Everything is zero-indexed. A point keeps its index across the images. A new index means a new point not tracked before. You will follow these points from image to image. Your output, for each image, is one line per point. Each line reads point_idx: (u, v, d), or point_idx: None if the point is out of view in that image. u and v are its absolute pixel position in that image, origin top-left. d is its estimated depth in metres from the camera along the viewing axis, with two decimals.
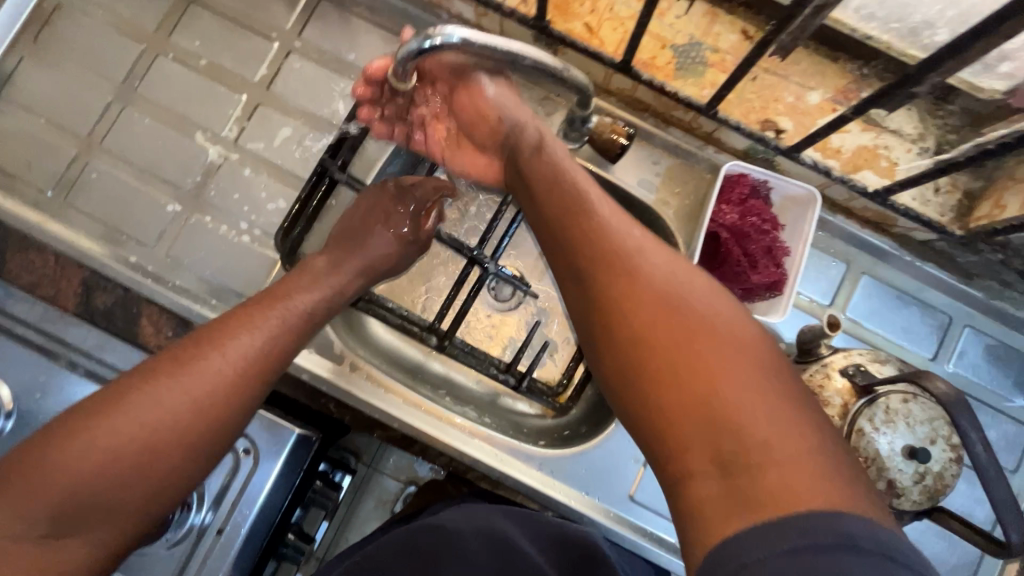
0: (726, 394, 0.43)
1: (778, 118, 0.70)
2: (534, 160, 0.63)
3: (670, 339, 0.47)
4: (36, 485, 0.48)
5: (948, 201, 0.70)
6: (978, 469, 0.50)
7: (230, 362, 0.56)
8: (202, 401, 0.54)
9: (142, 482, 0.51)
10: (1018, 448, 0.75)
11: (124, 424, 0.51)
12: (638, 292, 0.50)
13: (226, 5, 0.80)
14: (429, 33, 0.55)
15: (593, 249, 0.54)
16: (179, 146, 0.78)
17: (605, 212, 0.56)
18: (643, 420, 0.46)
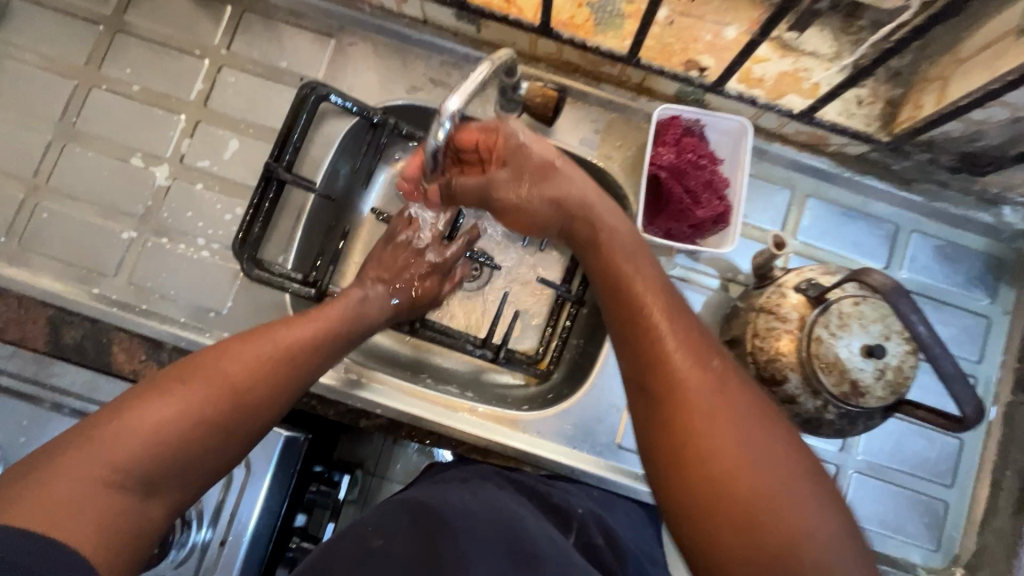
0: (790, 538, 0.42)
1: (698, 58, 0.71)
2: (602, 259, 0.58)
3: (742, 479, 0.45)
4: (101, 453, 0.47)
5: (872, 111, 0.72)
6: (925, 347, 0.52)
7: (287, 349, 0.60)
8: (270, 377, 0.58)
9: (207, 452, 0.52)
10: (977, 339, 0.78)
11: (179, 405, 0.51)
12: (714, 422, 0.47)
13: (153, 30, 0.81)
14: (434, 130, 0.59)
15: (668, 367, 0.50)
16: (125, 174, 0.78)
17: (683, 326, 0.52)
18: (698, 546, 0.45)
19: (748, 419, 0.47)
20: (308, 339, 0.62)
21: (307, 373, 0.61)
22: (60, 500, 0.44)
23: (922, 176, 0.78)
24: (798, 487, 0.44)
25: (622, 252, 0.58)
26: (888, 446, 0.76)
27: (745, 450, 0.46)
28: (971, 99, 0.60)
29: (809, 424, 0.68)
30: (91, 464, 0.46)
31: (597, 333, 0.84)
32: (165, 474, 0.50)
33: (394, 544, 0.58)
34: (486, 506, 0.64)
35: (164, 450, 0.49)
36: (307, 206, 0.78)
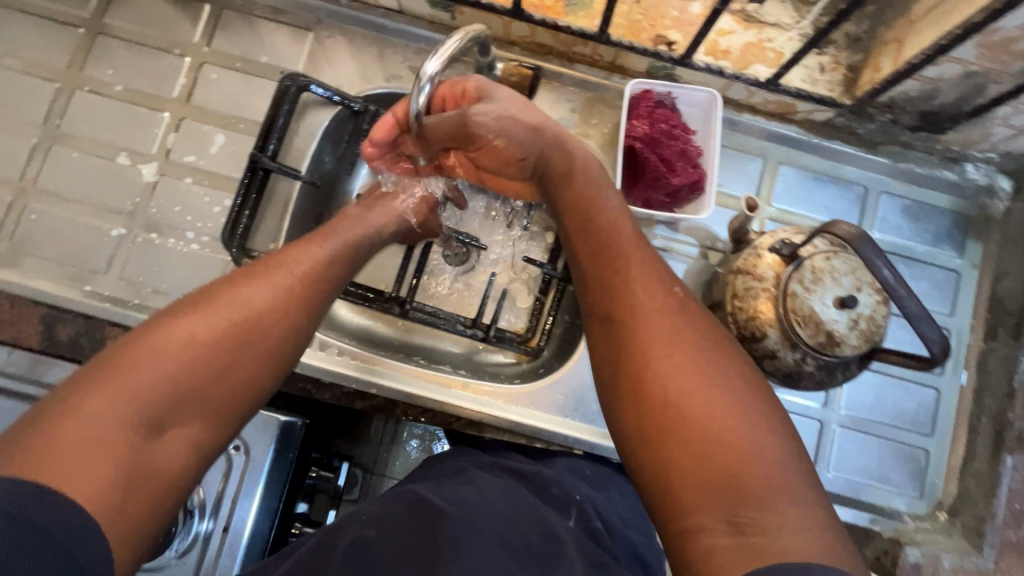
0: (739, 447, 0.45)
1: (667, 32, 0.74)
2: (577, 199, 0.67)
3: (693, 395, 0.48)
4: (119, 387, 0.49)
5: (835, 77, 0.75)
6: (890, 289, 0.55)
7: (291, 284, 0.60)
8: (277, 311, 0.58)
9: (218, 385, 0.53)
10: (949, 292, 0.81)
11: (187, 340, 0.53)
12: (671, 346, 0.52)
13: (133, 31, 0.82)
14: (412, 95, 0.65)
15: (631, 298, 0.56)
16: (112, 173, 0.79)
17: (646, 266, 0.58)
18: (651, 466, 0.48)
19: (703, 343, 0.52)
20: (306, 279, 0.61)
21: (314, 308, 0.61)
22: (76, 432, 0.46)
23: (886, 138, 0.81)
24: (745, 401, 0.48)
25: (597, 196, 0.67)
26: (869, 400, 0.79)
27: (700, 369, 0.50)
28: (924, 56, 0.63)
29: (790, 379, 0.70)
30: (102, 400, 0.48)
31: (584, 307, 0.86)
32: (174, 412, 0.51)
33: (387, 536, 0.58)
34: (482, 495, 0.65)
35: (178, 385, 0.51)
36: (294, 194, 0.79)
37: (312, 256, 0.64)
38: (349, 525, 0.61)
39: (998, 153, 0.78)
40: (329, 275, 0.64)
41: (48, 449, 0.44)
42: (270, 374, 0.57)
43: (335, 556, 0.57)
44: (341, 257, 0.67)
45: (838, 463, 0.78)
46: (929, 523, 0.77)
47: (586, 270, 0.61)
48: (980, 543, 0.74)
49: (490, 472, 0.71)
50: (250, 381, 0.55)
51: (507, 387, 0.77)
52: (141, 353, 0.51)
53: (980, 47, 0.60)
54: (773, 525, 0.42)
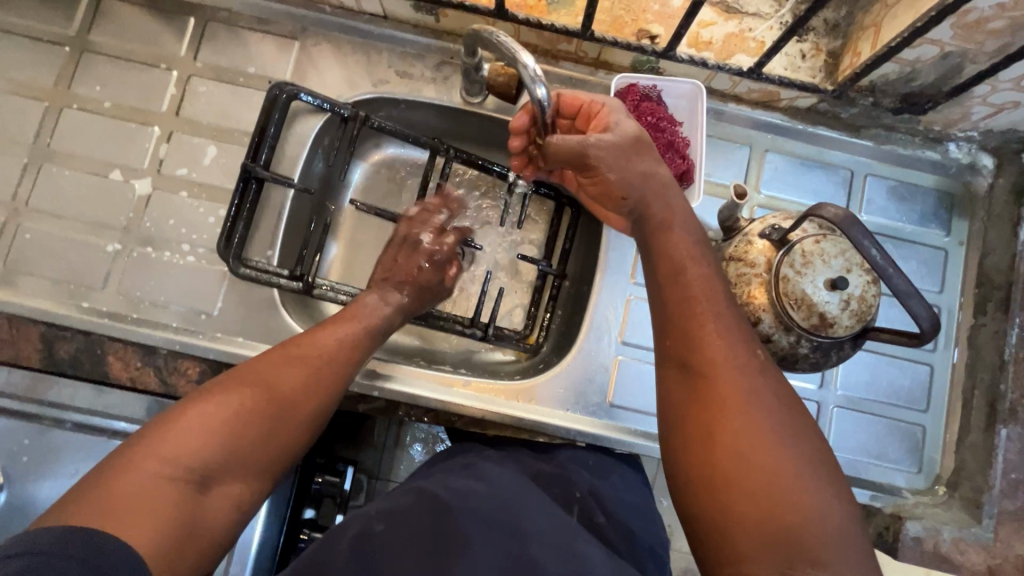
0: (807, 514, 0.45)
1: (649, 26, 0.75)
2: (663, 239, 0.60)
3: (765, 455, 0.47)
4: (174, 445, 0.51)
5: (816, 63, 0.76)
6: (878, 269, 0.56)
7: (329, 351, 0.64)
8: (315, 379, 0.61)
9: (263, 449, 0.56)
10: (937, 269, 0.83)
11: (236, 402, 0.55)
12: (745, 405, 0.49)
13: (120, 47, 0.82)
14: (536, 83, 0.59)
15: (711, 350, 0.52)
16: (106, 189, 0.80)
17: (725, 316, 0.54)
18: (710, 517, 0.47)
19: (778, 406, 0.50)
20: (339, 346, 0.65)
21: (346, 374, 0.65)
22: (131, 487, 0.48)
23: (870, 122, 0.82)
24: (807, 465, 0.47)
25: (681, 237, 0.60)
26: (864, 379, 0.80)
27: (772, 432, 0.48)
28: (902, 38, 0.64)
29: (786, 362, 0.71)
30: (158, 456, 0.50)
31: (580, 302, 0.87)
32: (220, 468, 0.53)
33: (393, 530, 0.58)
34: (489, 486, 0.66)
35: (228, 444, 0.53)
36: (286, 202, 0.79)
37: (347, 326, 0.68)
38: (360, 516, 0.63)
39: (979, 132, 0.79)
40: (360, 343, 0.68)
41: (107, 500, 0.46)
42: (305, 438, 0.60)
43: (342, 550, 0.57)
44: (372, 328, 0.70)
45: (837, 443, 0.79)
46: (929, 498, 0.78)
47: (664, 312, 0.56)
48: (979, 515, 0.74)
49: (497, 464, 0.72)
50: (289, 444, 0.58)
51: (508, 383, 0.78)
52: (194, 411, 0.53)
53: (956, 27, 0.61)
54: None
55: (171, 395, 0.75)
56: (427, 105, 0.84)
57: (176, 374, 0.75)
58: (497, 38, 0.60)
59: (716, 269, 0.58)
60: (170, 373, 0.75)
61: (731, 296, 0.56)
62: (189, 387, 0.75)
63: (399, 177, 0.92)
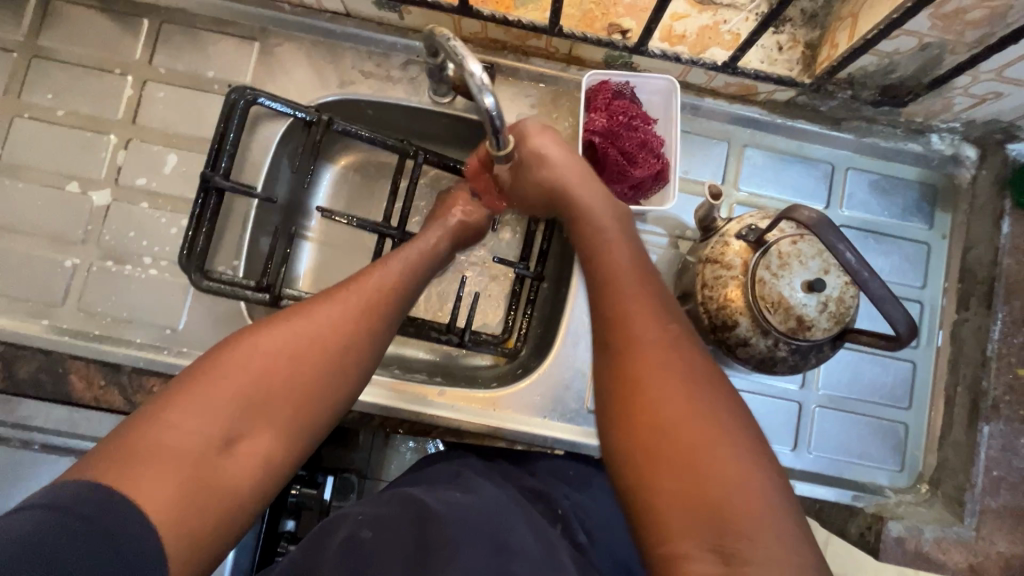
0: (730, 481, 0.43)
1: (620, 20, 0.73)
2: (581, 230, 0.62)
3: (687, 426, 0.46)
4: (201, 396, 0.50)
5: (793, 55, 0.74)
6: (853, 273, 0.54)
7: (369, 296, 0.60)
8: (352, 325, 0.57)
9: (296, 398, 0.53)
10: (920, 264, 0.81)
11: (267, 350, 0.53)
12: (661, 375, 0.49)
13: (72, 52, 0.79)
14: (481, 90, 0.54)
15: (628, 326, 0.52)
16: (62, 202, 0.77)
17: (642, 292, 0.54)
18: (639, 494, 0.46)
19: (694, 375, 0.49)
20: (373, 293, 0.60)
21: (387, 321, 0.60)
22: (157, 437, 0.47)
23: (850, 114, 0.80)
24: (734, 433, 0.46)
25: (596, 225, 0.61)
26: (846, 378, 0.79)
27: (693, 402, 0.47)
28: (878, 30, 0.62)
29: (765, 365, 0.70)
30: (183, 407, 0.49)
31: (558, 306, 0.85)
32: (245, 423, 0.51)
33: (382, 536, 0.58)
34: (477, 500, 0.65)
35: (256, 394, 0.52)
36: (251, 213, 0.77)
37: (385, 272, 0.63)
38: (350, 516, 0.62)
39: (961, 123, 0.77)
40: (396, 291, 0.63)
41: (131, 457, 0.45)
42: (344, 387, 0.56)
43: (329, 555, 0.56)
44: (409, 276, 0.65)
45: (819, 443, 0.78)
46: (911, 495, 0.78)
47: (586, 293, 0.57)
48: (962, 513, 0.73)
49: (484, 478, 0.70)
50: (326, 395, 0.55)
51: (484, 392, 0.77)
52: (223, 361, 0.52)
53: (933, 18, 0.59)
54: (755, 552, 0.41)
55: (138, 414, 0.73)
56: (394, 106, 0.81)
57: (142, 392, 0.73)
58: (446, 42, 0.56)
59: (633, 248, 0.59)
60: (135, 392, 0.73)
61: (651, 274, 0.56)
62: None
63: (370, 181, 0.89)
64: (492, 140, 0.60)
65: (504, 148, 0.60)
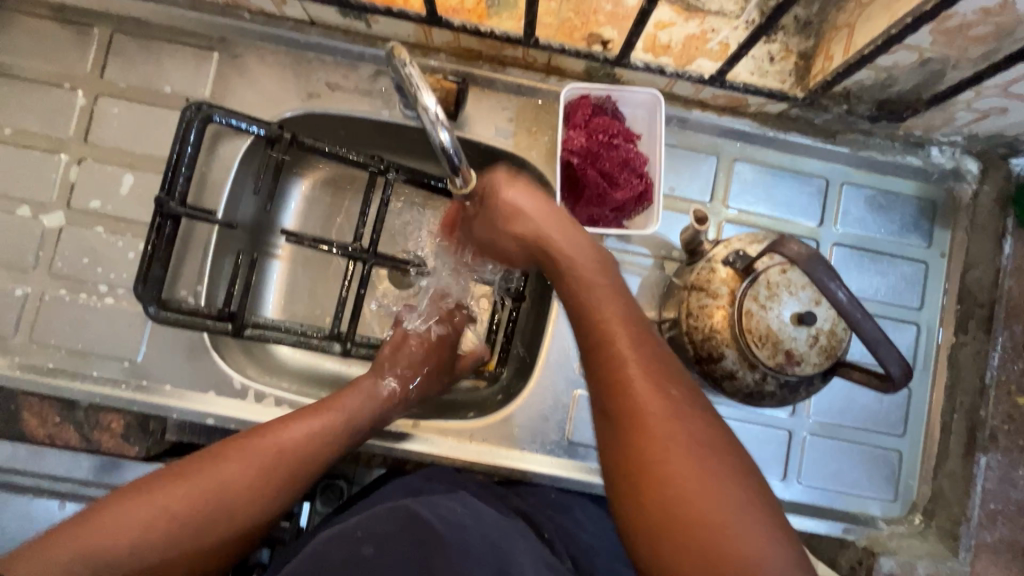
0: (747, 558, 0.43)
1: (601, 30, 0.67)
2: (567, 288, 0.58)
3: (703, 499, 0.46)
4: (92, 534, 0.52)
5: (786, 66, 0.69)
6: (845, 314, 0.51)
7: (283, 452, 0.62)
8: (256, 485, 0.60)
9: (180, 551, 0.55)
10: (919, 284, 0.77)
11: (163, 501, 0.56)
12: (669, 445, 0.48)
13: (18, 65, 0.74)
14: (436, 130, 0.51)
15: (630, 398, 0.50)
16: (10, 226, 0.72)
17: (643, 357, 0.52)
18: (652, 566, 0.46)
19: (699, 443, 0.48)
20: (302, 445, 0.63)
21: (293, 482, 0.62)
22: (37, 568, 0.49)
23: (846, 127, 0.75)
24: (748, 500, 0.46)
25: (590, 279, 0.57)
26: (838, 405, 0.76)
27: (703, 475, 0.47)
28: (875, 46, 0.57)
29: (752, 398, 0.66)
30: (73, 542, 0.51)
31: (538, 328, 0.81)
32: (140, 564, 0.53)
33: (386, 555, 0.56)
34: (473, 515, 0.62)
35: (141, 542, 0.54)
36: (213, 237, 0.73)
37: (315, 422, 0.65)
38: (345, 526, 0.60)
39: (963, 136, 0.73)
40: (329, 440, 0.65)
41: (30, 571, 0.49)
42: (225, 549, 0.58)
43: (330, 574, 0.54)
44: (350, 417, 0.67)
45: (809, 473, 0.75)
46: (904, 527, 0.75)
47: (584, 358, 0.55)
48: (956, 547, 0.72)
49: (480, 496, 0.67)
50: (207, 551, 0.57)
51: (461, 423, 0.73)
52: (124, 502, 0.55)
53: (934, 33, 0.54)
54: None
55: (96, 452, 0.71)
56: (363, 120, 0.77)
57: (99, 429, 0.71)
58: (404, 68, 0.51)
59: (627, 306, 0.56)
60: (93, 428, 0.71)
61: (647, 334, 0.54)
62: (113, 442, 0.71)
63: (340, 196, 0.85)
64: (452, 177, 0.58)
65: (464, 182, 0.58)
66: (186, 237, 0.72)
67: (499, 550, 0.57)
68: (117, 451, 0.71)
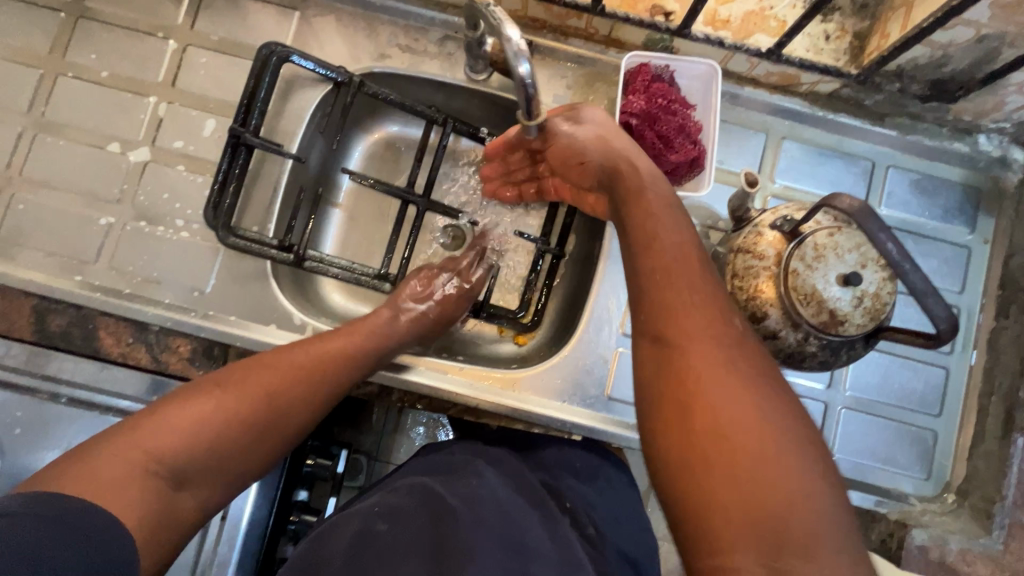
0: (789, 488, 0.41)
1: (664, 2, 0.72)
2: (638, 209, 0.59)
3: (746, 427, 0.44)
4: (155, 434, 0.53)
5: (840, 45, 0.73)
6: (895, 264, 0.53)
7: (325, 362, 0.65)
8: (308, 386, 0.63)
9: (240, 445, 0.58)
10: (959, 268, 0.79)
11: (222, 405, 0.57)
12: (719, 375, 0.47)
13: (116, 14, 0.80)
14: (517, 57, 0.56)
15: (681, 321, 0.50)
16: (99, 160, 0.78)
17: (698, 286, 0.52)
18: (682, 493, 0.44)
19: (753, 371, 0.47)
20: (335, 363, 0.66)
21: (334, 389, 0.66)
22: (105, 470, 0.49)
23: (895, 110, 0.78)
24: (797, 441, 0.44)
25: (657, 206, 0.59)
26: (874, 381, 0.77)
27: (752, 399, 0.45)
28: (934, 19, 0.61)
29: (793, 359, 0.68)
30: (139, 442, 0.52)
31: (579, 289, 0.85)
32: (195, 468, 0.55)
33: (399, 530, 0.57)
34: (491, 490, 0.63)
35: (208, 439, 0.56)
36: (283, 176, 0.77)
37: (349, 340, 0.68)
38: (365, 506, 0.62)
39: (1011, 124, 0.75)
40: (350, 359, 0.68)
41: (86, 485, 0.48)
42: (281, 445, 0.61)
43: (342, 542, 0.57)
44: (372, 339, 0.70)
45: (843, 446, 0.76)
46: (936, 505, 0.76)
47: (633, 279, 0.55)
48: (989, 525, 0.73)
49: (494, 467, 0.68)
50: (263, 451, 0.60)
51: (504, 371, 0.77)
52: (183, 408, 0.56)
53: (994, 7, 0.58)
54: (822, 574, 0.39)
55: (163, 373, 0.75)
56: (430, 82, 0.81)
57: (168, 351, 0.75)
58: (489, 10, 0.58)
59: (689, 238, 0.56)
60: (162, 350, 0.75)
61: (710, 264, 0.55)
62: (180, 365, 0.75)
63: (397, 156, 0.90)
64: (521, 111, 0.62)
65: (535, 117, 0.62)
66: (261, 170, 0.77)
67: (515, 528, 0.58)
68: (180, 374, 0.75)
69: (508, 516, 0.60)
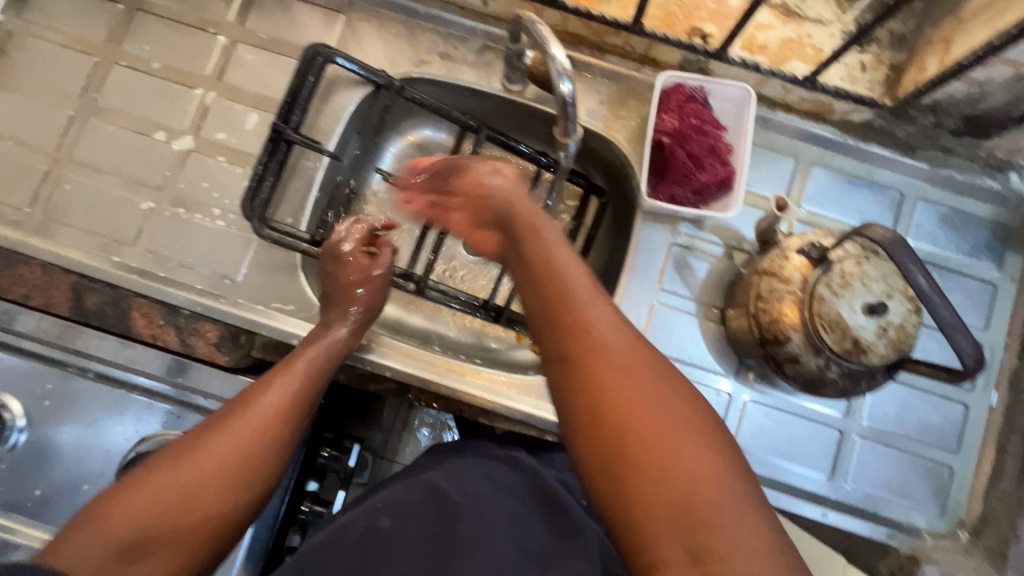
0: (707, 484, 0.41)
1: (703, 25, 0.75)
2: (533, 240, 0.56)
3: (652, 427, 0.44)
4: (121, 508, 0.51)
5: (876, 76, 0.75)
6: (923, 295, 0.53)
7: (283, 399, 0.61)
8: (266, 428, 0.59)
9: (209, 500, 0.54)
10: (983, 306, 0.78)
11: (187, 466, 0.54)
12: (627, 382, 0.46)
13: (171, 9, 0.83)
14: (562, 76, 0.59)
15: (590, 337, 0.48)
16: (146, 147, 0.80)
17: (594, 296, 0.51)
18: (623, 521, 0.42)
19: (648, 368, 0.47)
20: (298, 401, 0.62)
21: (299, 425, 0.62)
22: (76, 554, 0.48)
23: (927, 142, 0.78)
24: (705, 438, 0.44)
25: (550, 238, 0.56)
26: (892, 412, 0.77)
27: (656, 403, 0.45)
28: (974, 56, 0.63)
29: (811, 385, 0.68)
30: (105, 520, 0.50)
31: None
32: (171, 537, 0.51)
33: (402, 527, 0.58)
34: (498, 491, 0.64)
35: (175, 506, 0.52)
36: (318, 172, 0.80)
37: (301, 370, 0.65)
38: (369, 502, 0.63)
39: None
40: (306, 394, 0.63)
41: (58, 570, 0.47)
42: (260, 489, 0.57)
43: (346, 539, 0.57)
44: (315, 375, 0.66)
45: (856, 475, 0.76)
46: (949, 542, 0.75)
47: (536, 309, 0.52)
48: (1004, 567, 0.71)
49: (507, 468, 0.69)
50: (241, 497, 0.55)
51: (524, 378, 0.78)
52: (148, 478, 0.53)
53: None
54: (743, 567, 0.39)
55: (188, 356, 0.72)
56: (467, 90, 0.83)
57: (195, 335, 0.73)
58: (534, 26, 0.60)
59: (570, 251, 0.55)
60: (190, 334, 0.73)
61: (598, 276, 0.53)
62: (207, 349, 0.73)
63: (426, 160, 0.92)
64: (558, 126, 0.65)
65: (574, 133, 0.65)
66: (297, 166, 0.80)
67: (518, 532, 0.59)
68: (206, 359, 0.73)
69: (514, 519, 0.60)
